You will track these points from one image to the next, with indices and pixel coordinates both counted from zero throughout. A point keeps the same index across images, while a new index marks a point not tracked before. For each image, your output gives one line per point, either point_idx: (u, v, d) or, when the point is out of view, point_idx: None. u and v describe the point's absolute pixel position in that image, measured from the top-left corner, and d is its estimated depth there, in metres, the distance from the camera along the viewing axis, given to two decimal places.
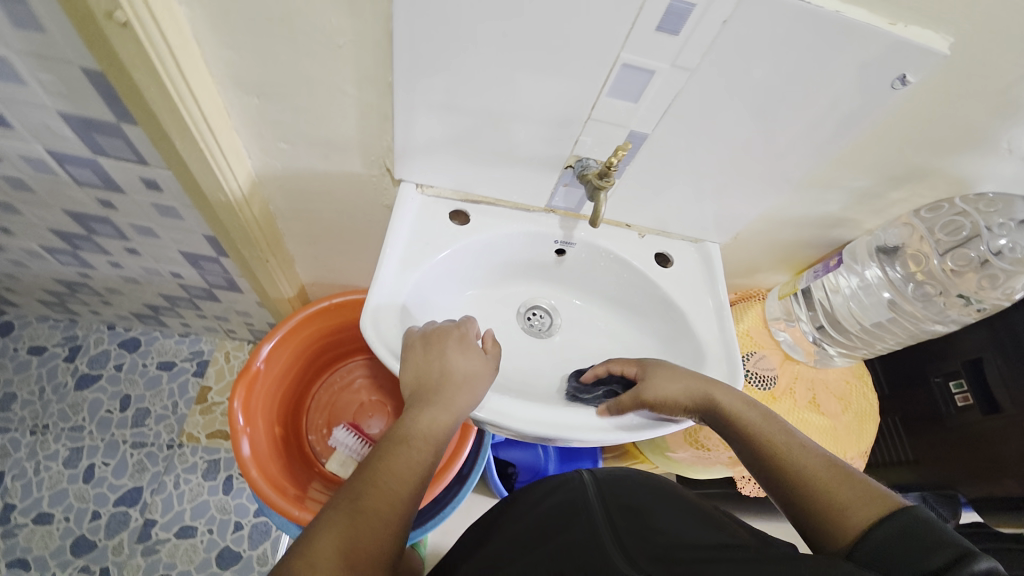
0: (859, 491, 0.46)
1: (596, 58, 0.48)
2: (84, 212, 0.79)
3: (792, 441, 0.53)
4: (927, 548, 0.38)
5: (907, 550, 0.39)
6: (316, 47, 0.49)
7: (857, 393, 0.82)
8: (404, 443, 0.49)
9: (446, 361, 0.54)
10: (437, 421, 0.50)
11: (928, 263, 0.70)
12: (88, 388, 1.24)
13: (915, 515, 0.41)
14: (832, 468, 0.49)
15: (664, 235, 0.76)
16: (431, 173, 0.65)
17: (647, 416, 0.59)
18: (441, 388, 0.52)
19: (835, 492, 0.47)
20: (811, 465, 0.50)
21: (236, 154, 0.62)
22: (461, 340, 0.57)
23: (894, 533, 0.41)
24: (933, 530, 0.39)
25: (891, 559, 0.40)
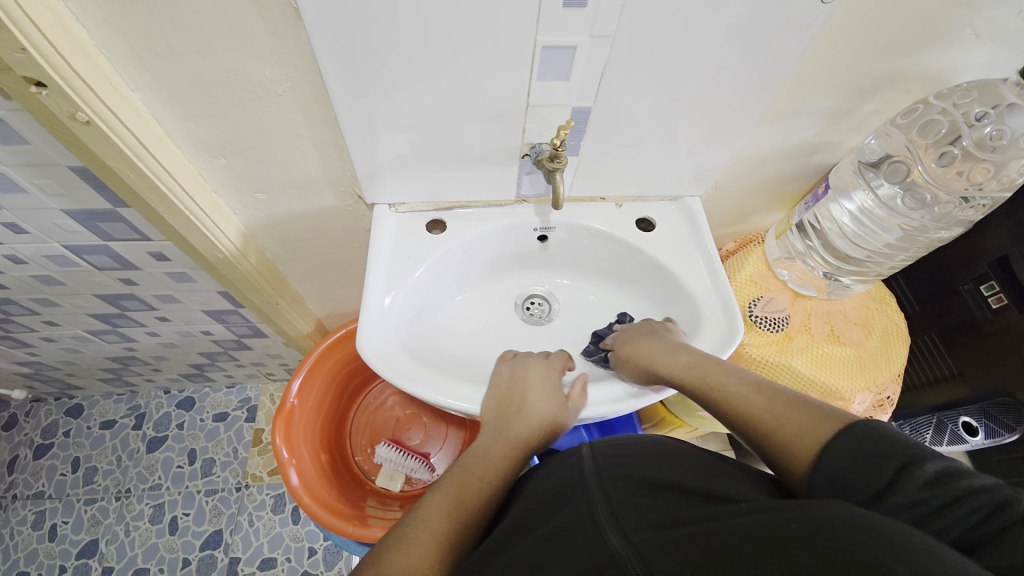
0: (799, 419, 0.46)
1: (516, 48, 0.49)
2: (112, 293, 0.87)
3: (738, 384, 0.53)
4: (878, 458, 0.39)
5: (860, 464, 0.40)
6: (261, 101, 0.53)
7: (879, 317, 0.79)
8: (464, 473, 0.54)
9: (525, 394, 0.60)
10: (501, 454, 0.56)
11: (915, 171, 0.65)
12: (158, 449, 1.35)
13: (858, 426, 0.41)
14: (776, 403, 0.49)
15: (642, 200, 0.75)
16: (400, 192, 0.68)
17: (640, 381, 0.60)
18: (516, 419, 0.58)
19: (781, 425, 0.47)
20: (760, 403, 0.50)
21: (221, 214, 0.67)
22: (549, 382, 0.62)
23: (844, 449, 0.41)
24: (881, 437, 0.40)
25: (847, 479, 0.40)
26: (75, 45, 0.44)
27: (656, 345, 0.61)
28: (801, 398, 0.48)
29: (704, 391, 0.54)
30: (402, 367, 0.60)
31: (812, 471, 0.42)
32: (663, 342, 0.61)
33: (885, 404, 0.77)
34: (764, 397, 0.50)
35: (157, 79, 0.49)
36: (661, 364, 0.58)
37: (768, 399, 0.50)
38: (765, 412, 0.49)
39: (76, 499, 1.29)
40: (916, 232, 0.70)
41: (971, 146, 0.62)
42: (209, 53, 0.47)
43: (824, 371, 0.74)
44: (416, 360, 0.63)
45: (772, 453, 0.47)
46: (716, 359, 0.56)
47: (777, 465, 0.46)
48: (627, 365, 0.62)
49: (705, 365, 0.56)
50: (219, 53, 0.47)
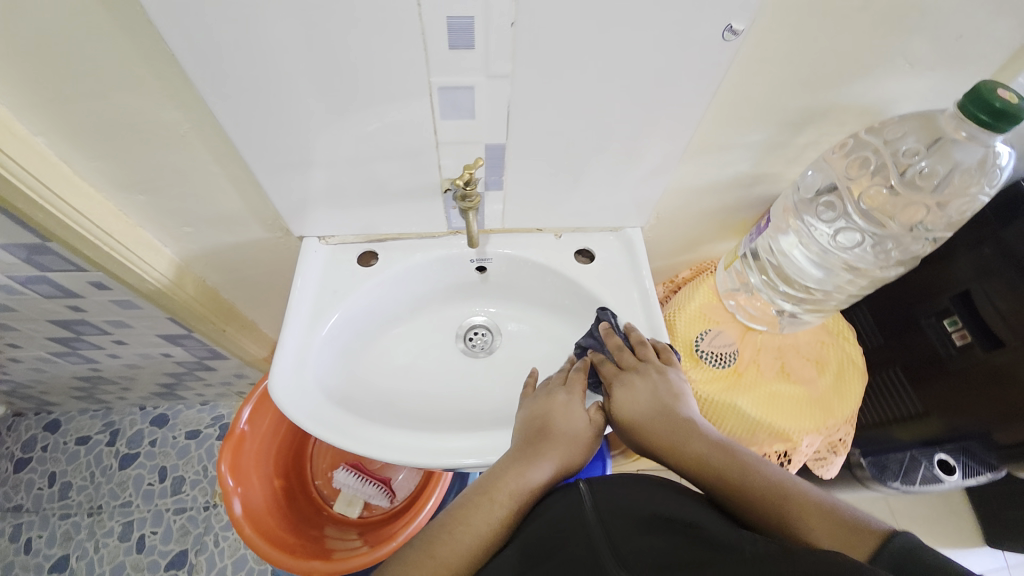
0: (839, 534, 0.42)
1: (412, 89, 0.47)
2: (64, 319, 0.87)
3: (763, 480, 0.47)
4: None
5: None
6: (166, 141, 0.52)
7: (833, 351, 0.76)
8: (483, 500, 0.50)
9: (551, 419, 0.57)
10: (530, 478, 0.52)
11: (849, 208, 0.63)
12: (130, 466, 1.36)
13: (901, 546, 0.39)
14: (805, 502, 0.45)
15: (582, 231, 0.73)
16: (327, 225, 0.67)
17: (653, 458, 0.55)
18: (544, 444, 0.54)
19: (821, 539, 0.43)
20: (798, 509, 0.45)
21: (150, 247, 0.67)
22: (564, 405, 0.58)
23: (888, 569, 0.39)
24: (926, 554, 0.38)
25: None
26: None
27: (664, 415, 0.55)
28: (833, 503, 0.45)
29: (718, 483, 0.49)
30: (318, 411, 0.59)
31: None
32: (654, 395, 0.56)
33: (839, 445, 0.73)
34: (796, 500, 0.46)
35: (56, 121, 0.49)
36: (689, 441, 0.52)
37: (801, 504, 0.45)
38: (797, 509, 0.45)
39: (51, 514, 1.30)
40: (856, 268, 0.67)
41: (899, 185, 0.60)
42: (103, 96, 0.47)
43: (771, 411, 0.71)
44: (335, 401, 0.62)
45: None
46: (736, 449, 0.51)
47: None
48: (632, 428, 0.56)
49: (725, 446, 0.51)
50: (113, 97, 0.47)
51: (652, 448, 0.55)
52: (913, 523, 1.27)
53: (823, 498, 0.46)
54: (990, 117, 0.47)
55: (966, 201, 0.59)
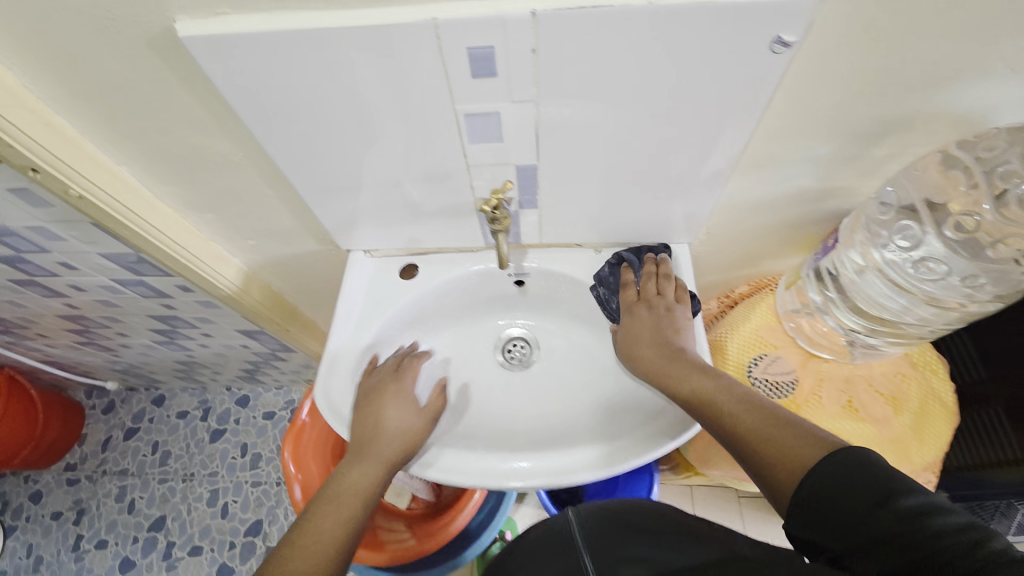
0: (786, 434, 0.46)
1: (439, 116, 0.47)
2: (160, 315, 1.00)
3: (729, 395, 0.52)
4: (862, 487, 0.38)
5: (852, 502, 0.38)
6: (224, 169, 0.57)
7: (915, 386, 0.66)
8: (332, 508, 0.56)
9: (380, 416, 0.61)
10: (352, 479, 0.58)
11: (933, 231, 0.55)
12: (218, 440, 1.54)
13: (846, 450, 0.41)
14: (771, 417, 0.48)
15: (625, 246, 0.70)
16: (372, 240, 0.70)
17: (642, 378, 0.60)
18: (372, 444, 0.59)
19: (771, 438, 0.46)
20: (756, 417, 0.49)
21: (220, 258, 0.74)
22: (396, 391, 0.63)
23: (831, 472, 0.40)
24: (876, 468, 0.39)
25: (832, 509, 0.39)
26: (57, 136, 0.50)
27: (660, 340, 0.60)
28: (792, 418, 0.48)
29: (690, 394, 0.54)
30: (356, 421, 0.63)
31: (800, 488, 0.42)
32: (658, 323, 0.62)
33: None
34: (756, 411, 0.49)
35: (135, 156, 0.55)
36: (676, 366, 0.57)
37: (759, 414, 0.49)
38: (763, 422, 0.48)
39: (151, 478, 1.51)
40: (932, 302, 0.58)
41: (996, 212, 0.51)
42: (168, 133, 0.52)
43: None
44: None
45: (754, 462, 0.47)
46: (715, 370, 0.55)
47: (758, 473, 0.46)
48: (635, 350, 0.62)
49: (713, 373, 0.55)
50: (177, 133, 0.52)
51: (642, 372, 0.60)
52: None
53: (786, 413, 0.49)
54: None
55: None
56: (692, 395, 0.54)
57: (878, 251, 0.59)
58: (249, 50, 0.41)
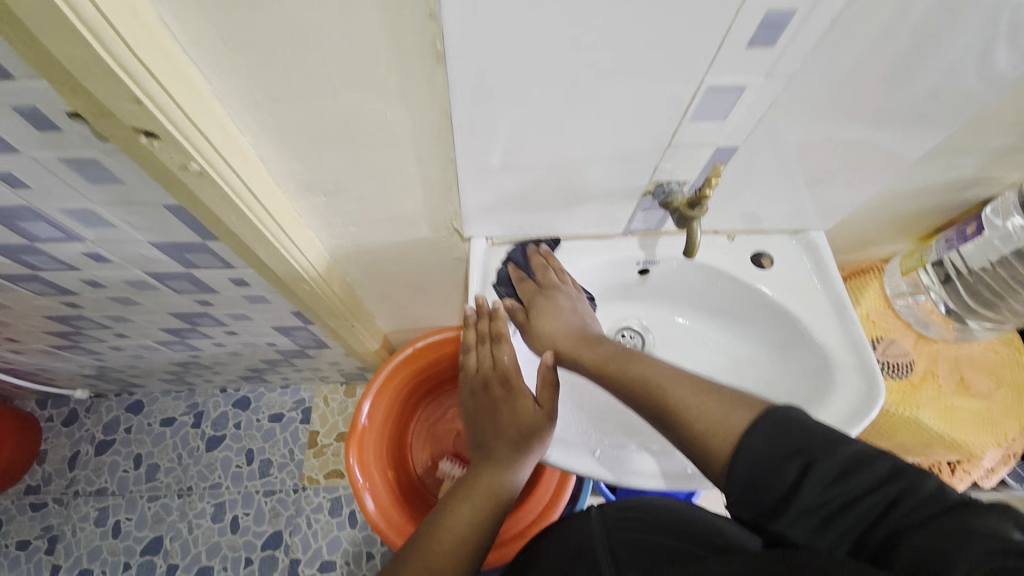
0: (716, 404, 0.43)
1: (677, 91, 0.42)
2: (186, 312, 0.85)
3: (654, 371, 0.50)
4: (787, 456, 0.37)
5: (775, 464, 0.37)
6: (376, 142, 0.47)
7: (1009, 364, 0.72)
8: (466, 502, 0.57)
9: (499, 416, 0.62)
10: (485, 479, 0.59)
11: None
12: (217, 448, 1.37)
13: (775, 414, 0.39)
14: (696, 385, 0.47)
15: (758, 233, 0.69)
16: (501, 226, 0.63)
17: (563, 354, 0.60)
18: (496, 444, 0.61)
19: (695, 412, 0.44)
20: (681, 388, 0.47)
21: (311, 245, 0.63)
22: (507, 390, 0.63)
23: (767, 440, 0.38)
24: (796, 429, 0.38)
25: (760, 485, 0.37)
26: (191, 92, 0.39)
27: (578, 331, 0.61)
28: (717, 385, 0.46)
29: (617, 375, 0.53)
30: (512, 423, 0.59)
31: (731, 461, 0.39)
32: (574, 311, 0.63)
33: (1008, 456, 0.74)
34: (683, 383, 0.47)
35: (270, 122, 0.44)
36: (581, 351, 0.58)
37: (688, 386, 0.47)
38: (680, 395, 0.46)
39: (138, 496, 1.32)
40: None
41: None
42: (331, 95, 0.42)
43: (954, 427, 0.69)
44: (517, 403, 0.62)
45: (680, 436, 0.45)
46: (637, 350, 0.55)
47: (685, 447, 0.44)
48: (546, 334, 0.63)
49: (615, 350, 0.56)
50: (343, 95, 0.42)
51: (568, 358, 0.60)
52: None
53: (713, 382, 0.47)
54: None
55: None
56: (617, 374, 0.53)
57: None
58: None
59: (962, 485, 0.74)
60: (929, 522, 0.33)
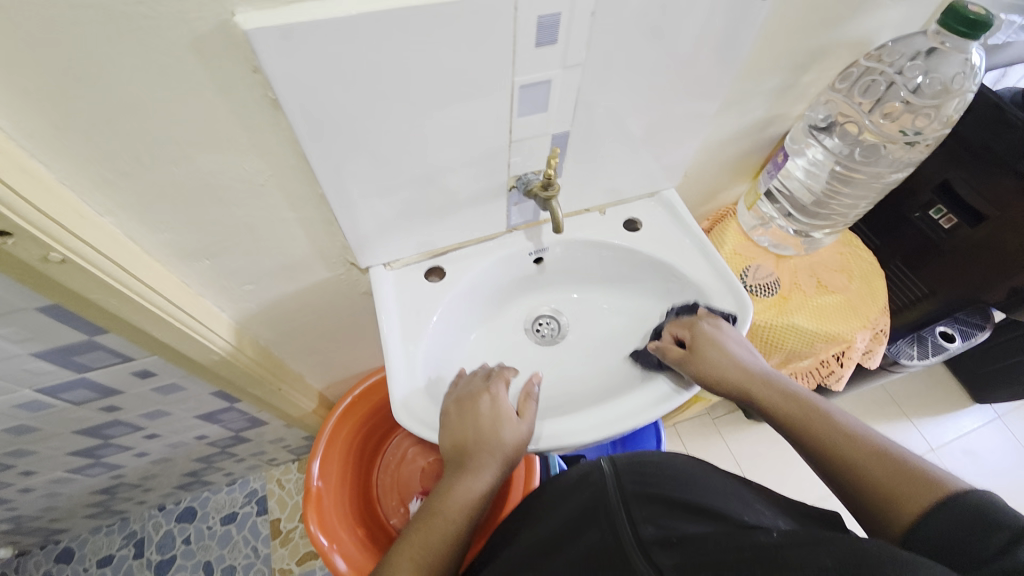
0: (906, 477, 0.46)
1: (497, 93, 0.50)
2: (94, 424, 0.80)
3: (848, 429, 0.52)
4: (987, 529, 0.38)
5: (964, 540, 0.39)
6: (243, 195, 0.50)
7: (854, 260, 0.85)
8: (434, 516, 0.53)
9: (479, 430, 0.57)
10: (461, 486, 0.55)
11: (862, 124, 0.73)
12: (169, 572, 1.24)
13: (977, 499, 0.41)
14: (882, 455, 0.49)
15: (623, 202, 0.78)
16: (392, 250, 0.67)
17: (722, 389, 0.62)
18: (477, 454, 0.56)
19: (885, 484, 0.47)
20: (862, 453, 0.50)
21: (211, 314, 0.63)
22: (492, 403, 0.60)
23: (952, 526, 0.41)
24: (998, 515, 0.39)
25: (949, 547, 0.40)
26: (36, 183, 0.41)
27: (749, 371, 0.61)
28: (902, 455, 0.48)
29: (793, 427, 0.56)
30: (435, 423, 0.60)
31: (913, 538, 0.43)
32: (733, 360, 0.61)
33: (879, 336, 0.83)
34: (876, 451, 0.49)
35: (128, 198, 0.46)
36: (762, 392, 0.59)
37: (879, 456, 0.49)
38: (869, 460, 0.49)
39: None
40: (876, 178, 0.77)
41: (911, 99, 0.69)
42: (183, 160, 0.45)
43: (824, 322, 0.79)
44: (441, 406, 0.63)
45: (861, 509, 0.48)
46: (822, 402, 0.56)
47: (865, 512, 0.48)
48: (710, 364, 0.61)
49: (796, 402, 0.57)
50: (195, 158, 0.45)
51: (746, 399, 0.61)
52: (913, 403, 1.45)
53: (902, 452, 0.49)
54: (966, 28, 0.59)
55: (958, 104, 0.69)
56: (800, 425, 0.55)
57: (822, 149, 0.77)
58: (328, 39, 0.39)
59: (850, 372, 0.83)
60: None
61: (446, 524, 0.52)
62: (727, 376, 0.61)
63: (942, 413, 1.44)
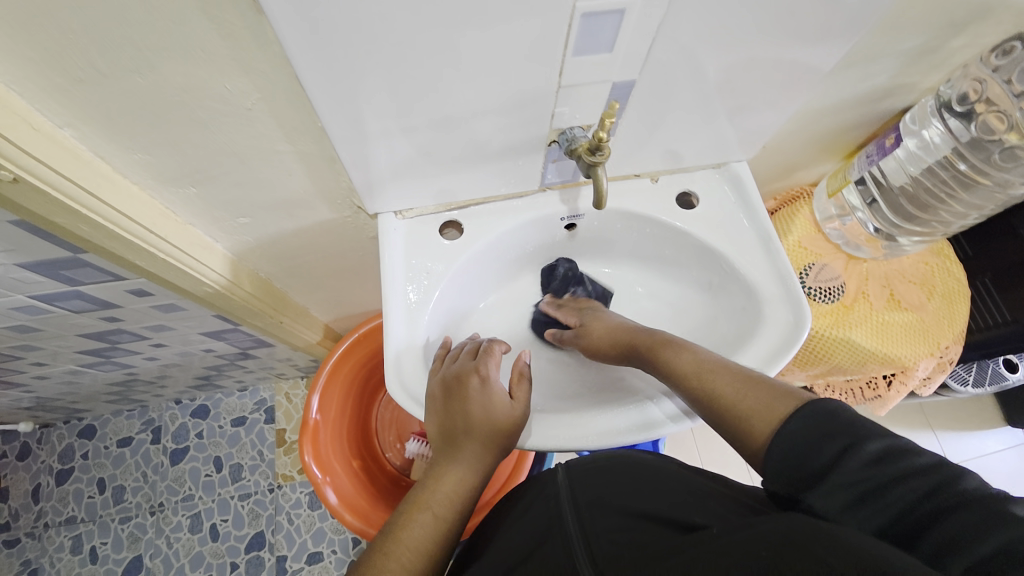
0: (755, 391, 0.45)
1: (550, 22, 0.38)
2: (97, 330, 0.79)
3: (710, 363, 0.49)
4: (827, 436, 0.38)
5: (816, 443, 0.38)
6: (228, 120, 0.42)
7: (939, 273, 0.73)
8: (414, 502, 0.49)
9: (469, 414, 0.52)
10: (445, 476, 0.51)
11: (1011, 118, 0.58)
12: (182, 461, 1.33)
13: (815, 407, 0.40)
14: (738, 377, 0.47)
15: (681, 171, 0.66)
16: (405, 197, 0.59)
17: (601, 350, 0.60)
18: (464, 438, 0.52)
19: (741, 400, 0.45)
20: (721, 374, 0.48)
21: (202, 245, 0.57)
22: (483, 384, 0.54)
23: (803, 429, 0.39)
24: (839, 417, 0.39)
25: (797, 461, 0.39)
26: None
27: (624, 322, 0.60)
28: (755, 375, 0.47)
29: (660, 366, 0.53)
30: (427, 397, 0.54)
31: (771, 445, 0.41)
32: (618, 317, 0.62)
33: (944, 364, 0.72)
34: (733, 374, 0.47)
35: (89, 109, 0.38)
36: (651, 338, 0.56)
37: (736, 377, 0.47)
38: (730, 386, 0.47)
39: (110, 518, 1.29)
40: (1000, 187, 0.64)
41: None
42: (150, 70, 0.36)
43: (886, 341, 0.69)
44: None
45: (730, 429, 0.45)
46: (676, 337, 0.54)
47: (732, 436, 0.45)
48: (592, 335, 0.61)
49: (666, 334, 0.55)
50: (165, 68, 0.36)
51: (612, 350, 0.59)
52: (942, 416, 1.35)
53: (751, 371, 0.48)
54: None
55: None
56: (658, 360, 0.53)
57: (944, 135, 0.62)
58: None
59: (900, 397, 0.73)
60: (977, 515, 0.31)
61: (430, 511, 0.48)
62: (627, 326, 0.59)
63: (975, 432, 1.35)
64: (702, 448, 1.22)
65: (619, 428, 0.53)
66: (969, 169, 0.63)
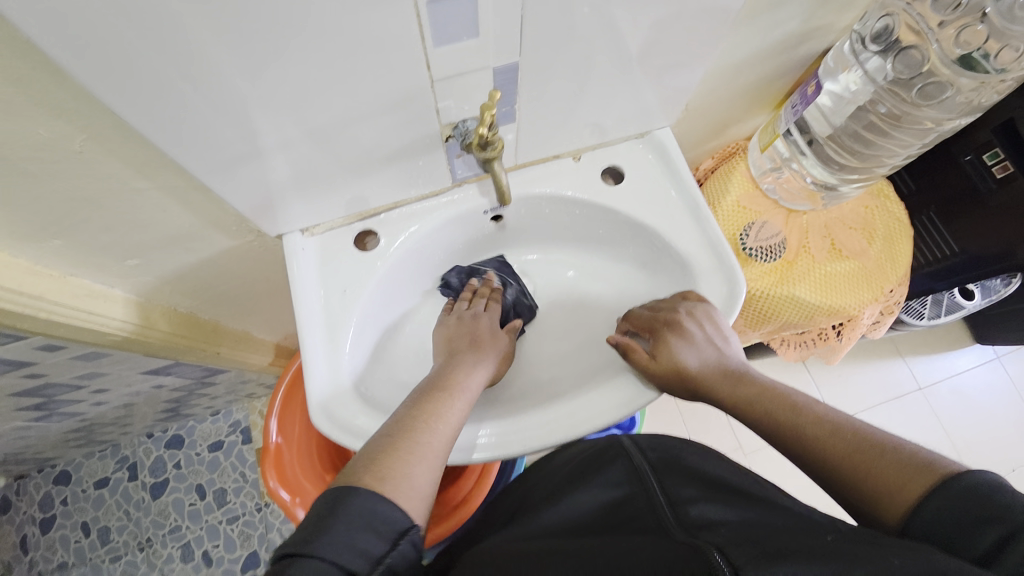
0: (884, 461, 0.39)
1: (392, 9, 0.34)
2: (26, 388, 0.75)
3: (813, 420, 0.44)
4: (978, 518, 0.33)
5: (952, 527, 0.34)
6: (64, 162, 0.38)
7: (879, 215, 0.71)
8: (395, 443, 0.43)
9: (471, 339, 0.58)
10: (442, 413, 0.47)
11: (927, 48, 0.55)
12: (163, 493, 1.31)
13: (964, 482, 0.35)
14: (860, 441, 0.41)
15: (604, 145, 0.63)
16: (308, 213, 0.55)
17: (683, 387, 0.51)
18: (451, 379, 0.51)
19: (868, 469, 0.39)
20: (832, 436, 0.42)
21: (94, 294, 0.53)
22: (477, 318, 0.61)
23: (942, 514, 0.34)
24: (998, 494, 0.33)
25: (949, 540, 0.34)
26: None
27: (708, 355, 0.52)
28: (884, 436, 0.41)
29: (764, 424, 0.47)
30: (353, 426, 0.51)
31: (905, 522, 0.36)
32: (699, 337, 0.52)
33: (891, 306, 0.72)
34: (848, 438, 0.41)
35: None
36: (704, 374, 0.51)
37: (851, 442, 0.41)
38: (824, 432, 0.43)
39: (100, 560, 1.28)
40: (930, 125, 0.60)
41: (995, 16, 0.51)
42: None
43: (829, 293, 0.68)
44: (366, 398, 0.54)
45: (849, 498, 0.40)
46: (787, 390, 0.47)
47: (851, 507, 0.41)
48: (676, 360, 0.51)
49: (717, 360, 0.52)
50: None
51: (693, 391, 0.52)
52: (911, 343, 1.37)
53: (873, 431, 0.42)
54: None
55: None
56: (766, 418, 0.46)
57: (862, 79, 0.59)
58: None
59: (850, 345, 0.73)
60: None
61: (409, 450, 0.43)
62: (700, 362, 0.51)
63: (943, 353, 1.37)
64: (685, 414, 1.22)
65: (558, 423, 0.52)
66: (893, 108, 0.60)
